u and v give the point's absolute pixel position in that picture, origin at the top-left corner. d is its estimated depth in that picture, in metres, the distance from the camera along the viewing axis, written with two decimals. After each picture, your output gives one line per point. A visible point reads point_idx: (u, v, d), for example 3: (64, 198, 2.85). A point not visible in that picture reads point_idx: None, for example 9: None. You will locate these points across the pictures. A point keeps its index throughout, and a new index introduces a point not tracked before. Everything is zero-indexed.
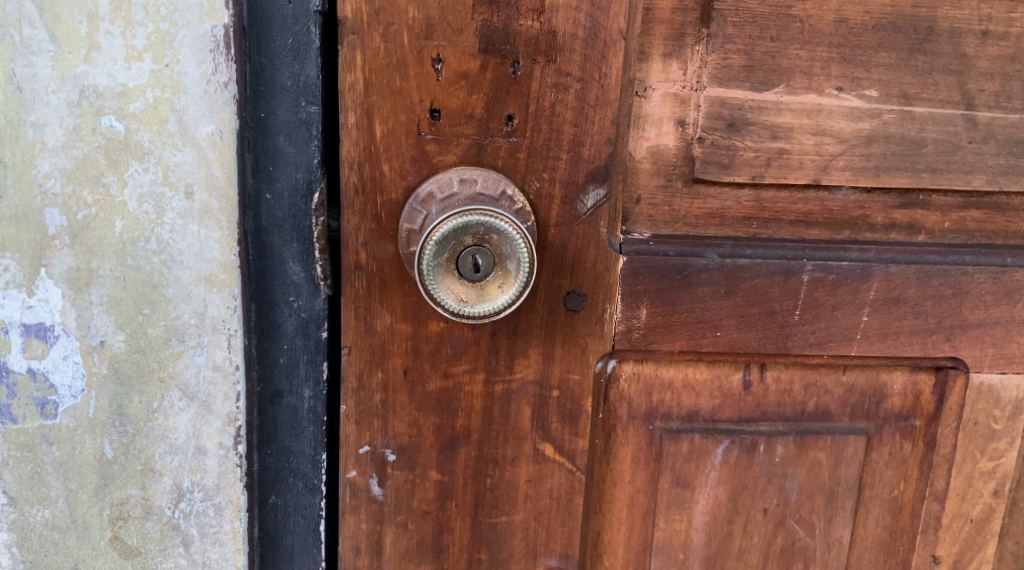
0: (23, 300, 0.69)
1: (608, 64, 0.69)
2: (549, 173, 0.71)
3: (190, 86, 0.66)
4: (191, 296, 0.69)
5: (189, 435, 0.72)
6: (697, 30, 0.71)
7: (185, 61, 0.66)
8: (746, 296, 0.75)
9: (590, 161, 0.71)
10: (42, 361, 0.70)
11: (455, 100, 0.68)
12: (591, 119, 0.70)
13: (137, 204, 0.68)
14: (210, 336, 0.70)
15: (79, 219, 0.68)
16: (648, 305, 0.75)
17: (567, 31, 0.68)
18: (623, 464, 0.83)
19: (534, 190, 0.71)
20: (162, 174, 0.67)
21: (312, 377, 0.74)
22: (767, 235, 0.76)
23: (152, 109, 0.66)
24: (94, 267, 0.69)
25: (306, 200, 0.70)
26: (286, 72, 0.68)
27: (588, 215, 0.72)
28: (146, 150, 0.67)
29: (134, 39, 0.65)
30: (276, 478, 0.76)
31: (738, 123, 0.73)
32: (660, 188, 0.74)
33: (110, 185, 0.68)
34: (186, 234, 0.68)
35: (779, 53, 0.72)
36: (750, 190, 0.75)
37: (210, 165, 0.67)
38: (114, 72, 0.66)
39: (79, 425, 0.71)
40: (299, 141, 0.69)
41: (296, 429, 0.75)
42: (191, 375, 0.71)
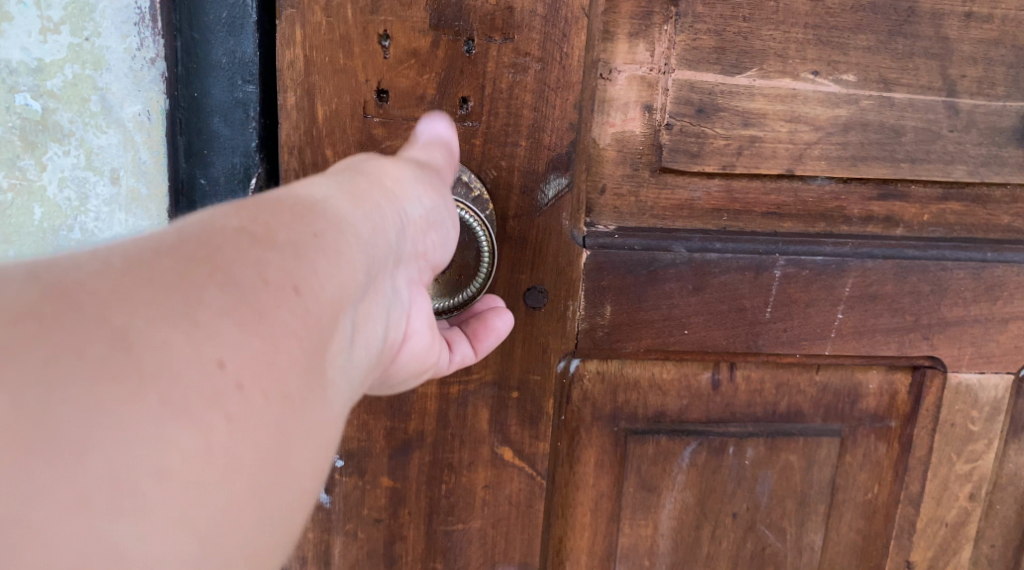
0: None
1: (570, 44, 0.63)
2: (507, 160, 0.65)
3: (113, 62, 0.61)
4: None
5: None
6: (665, 9, 0.66)
7: (106, 35, 0.60)
8: (716, 293, 0.71)
9: (551, 148, 0.65)
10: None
11: (404, 80, 0.62)
12: (552, 103, 0.64)
13: (57, 190, 0.63)
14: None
15: None
16: (613, 303, 0.70)
17: (525, 7, 0.62)
18: (586, 467, 0.79)
19: (491, 179, 0.65)
20: (84, 158, 0.62)
21: None
22: (738, 228, 0.72)
23: (71, 87, 0.61)
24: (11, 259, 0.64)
25: (242, 186, 0.65)
26: (221, 49, 0.62)
27: (550, 205, 0.67)
28: (65, 132, 0.62)
29: (49, 10, 0.60)
30: None
31: (707, 109, 0.68)
32: (626, 177, 0.70)
33: (27, 169, 0.62)
34: (114, 223, 0.63)
35: (752, 33, 0.67)
36: (720, 180, 0.71)
37: (137, 148, 0.63)
38: (28, 46, 0.60)
39: None
40: (235, 122, 0.64)
41: None
42: None
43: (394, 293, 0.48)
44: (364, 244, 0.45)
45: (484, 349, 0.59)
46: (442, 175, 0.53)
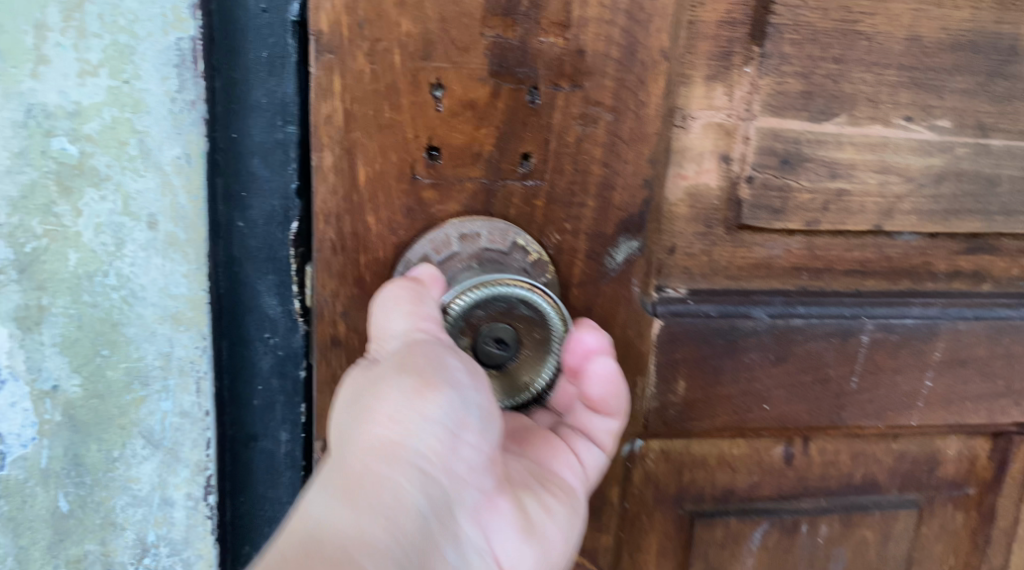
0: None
1: (646, 90, 0.56)
2: (572, 223, 0.58)
3: (154, 105, 0.56)
4: (155, 335, 0.59)
5: (155, 486, 0.61)
6: (747, 49, 0.58)
7: (146, 77, 0.56)
8: (796, 362, 0.64)
9: (622, 208, 0.58)
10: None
11: (459, 136, 0.54)
12: (624, 158, 0.57)
13: (92, 235, 0.57)
14: (175, 379, 0.60)
15: (26, 251, 0.57)
16: (687, 378, 0.62)
17: (598, 50, 0.55)
18: (648, 555, 0.70)
19: (553, 244, 0.58)
20: (122, 203, 0.57)
21: (290, 420, 0.64)
22: (819, 289, 0.65)
23: (109, 130, 0.56)
24: (45, 304, 0.58)
25: (283, 229, 0.60)
26: (261, 89, 0.58)
27: (618, 270, 0.59)
28: (102, 175, 0.56)
29: (89, 52, 0.55)
30: (247, 529, 0.65)
31: (793, 160, 0.60)
32: (699, 235, 0.61)
33: (62, 215, 0.57)
34: (150, 266, 0.58)
35: (842, 76, 0.60)
36: (801, 237, 0.63)
37: (175, 192, 0.57)
38: (66, 89, 0.55)
39: (30, 477, 0.60)
40: (275, 164, 0.59)
41: (272, 475, 0.64)
42: (156, 422, 0.60)
43: (457, 556, 0.48)
44: (392, 550, 0.43)
45: (599, 374, 0.56)
46: (443, 376, 0.49)
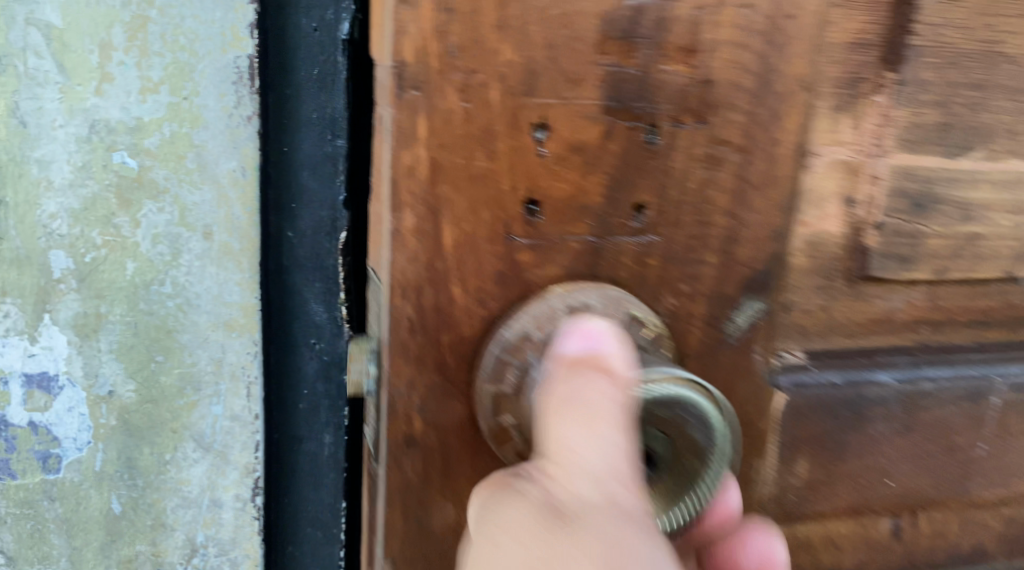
0: (25, 347, 0.57)
1: (778, 126, 0.49)
2: (691, 284, 0.50)
3: (212, 120, 0.55)
4: (208, 342, 0.58)
5: (203, 488, 0.60)
6: (878, 73, 0.51)
7: (205, 94, 0.55)
8: (923, 423, 0.57)
9: (748, 265, 0.50)
10: (45, 414, 0.58)
11: (563, 185, 0.47)
12: (755, 207, 0.49)
13: (150, 246, 0.56)
14: (225, 383, 0.59)
15: (86, 262, 0.56)
16: (807, 459, 0.55)
17: (728, 81, 0.47)
18: None
19: (668, 311, 0.50)
20: (178, 215, 0.56)
21: (334, 423, 0.63)
22: (944, 342, 0.57)
23: (169, 145, 0.55)
24: (103, 312, 0.57)
25: (331, 239, 0.60)
26: (310, 104, 0.58)
27: (740, 338, 0.51)
28: (161, 189, 0.56)
29: (150, 71, 0.54)
30: (290, 527, 0.64)
31: (925, 202, 0.53)
32: (817, 290, 0.53)
33: (121, 226, 0.56)
34: (206, 275, 0.57)
35: (982, 104, 0.52)
36: (925, 289, 0.55)
37: (231, 204, 0.56)
38: (128, 106, 0.54)
39: (85, 479, 0.60)
40: (323, 176, 0.59)
41: (315, 476, 0.64)
42: (206, 425, 0.59)
43: None
44: None
45: None
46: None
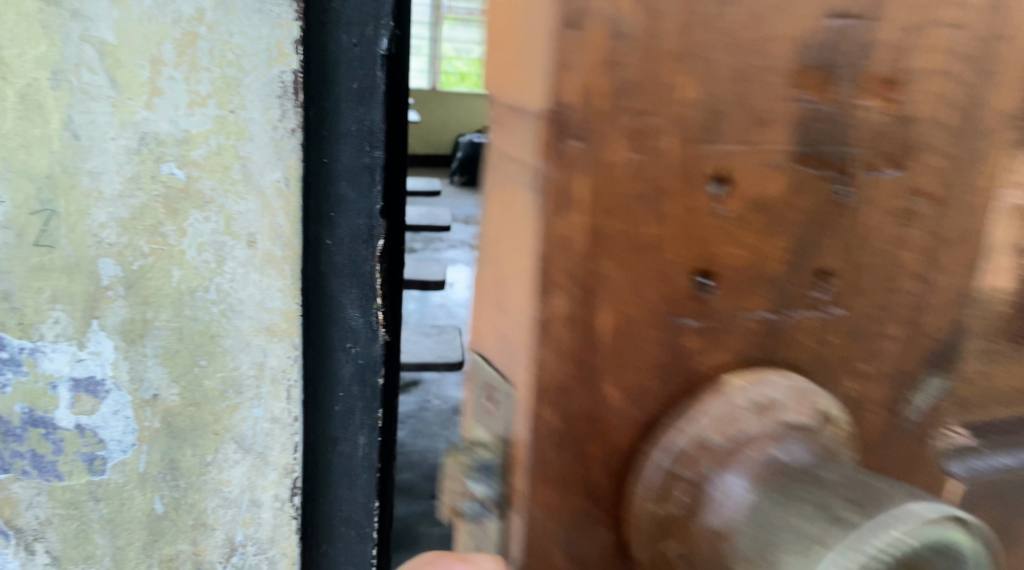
0: (74, 353, 1.11)
1: (977, 164, 0.69)
2: (875, 356, 0.70)
3: (256, 130, 1.03)
4: (248, 347, 1.12)
5: (246, 489, 1.18)
6: None
7: (250, 105, 1.03)
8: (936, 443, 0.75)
9: (931, 323, 0.71)
10: (93, 416, 1.15)
11: (740, 251, 0.63)
12: (944, 265, 0.70)
13: (200, 248, 1.08)
14: (267, 386, 1.13)
15: (133, 265, 1.06)
16: None
17: (926, 111, 0.66)
18: None
19: (849, 389, 0.70)
20: (224, 221, 1.07)
21: (366, 424, 1.17)
22: None
23: (214, 151, 1.04)
24: (148, 319, 1.10)
25: (365, 244, 1.07)
26: (350, 116, 1.03)
27: (922, 409, 0.73)
28: (207, 193, 1.05)
29: (198, 85, 1.01)
30: (333, 529, 1.21)
31: None
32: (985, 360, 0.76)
33: (168, 230, 1.06)
34: (246, 280, 1.09)
35: None
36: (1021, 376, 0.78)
37: (273, 210, 1.06)
38: (175, 118, 1.02)
39: (128, 480, 1.17)
40: (360, 184, 1.05)
41: (351, 474, 1.19)
42: (248, 427, 1.15)
43: None
44: None
45: None
46: None
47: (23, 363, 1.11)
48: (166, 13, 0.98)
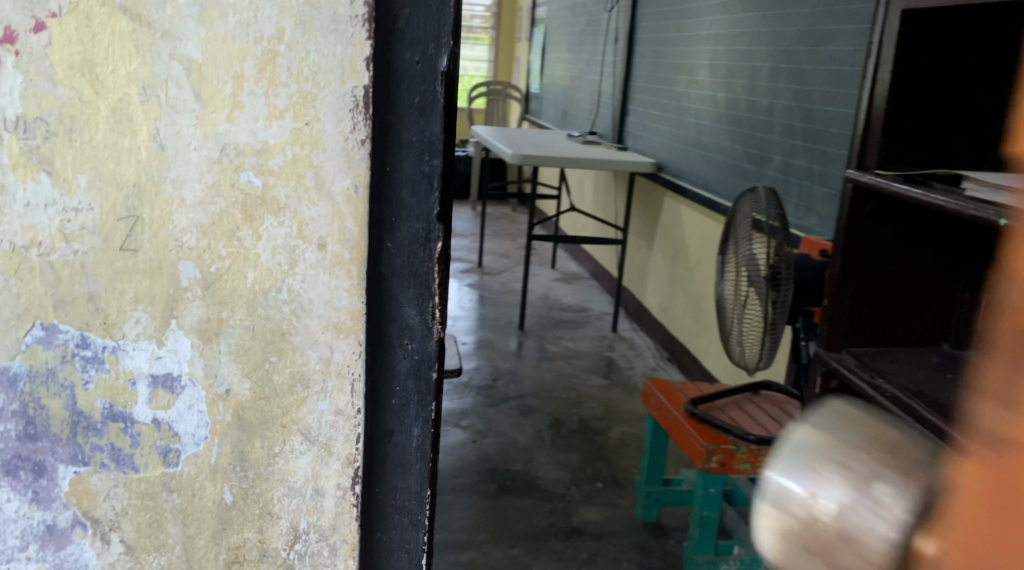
0: (153, 351, 1.66)
1: None
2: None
3: (327, 142, 1.59)
4: (317, 343, 1.70)
5: (309, 475, 1.78)
6: None
7: (324, 120, 1.58)
8: None
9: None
10: (167, 409, 1.70)
11: None
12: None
13: (274, 255, 1.64)
14: (333, 380, 1.73)
15: (211, 269, 1.63)
16: None
17: None
18: None
19: None
20: (297, 226, 1.63)
21: (424, 413, 1.79)
22: None
23: (291, 165, 1.60)
24: (223, 318, 1.66)
25: None
26: (412, 128, 1.70)
27: None
28: (281, 203, 1.61)
29: (276, 98, 1.56)
30: (386, 516, 1.94)
31: None
32: None
33: (244, 236, 1.63)
34: (317, 279, 1.66)
35: None
36: None
37: (342, 217, 1.63)
38: (253, 129, 1.57)
39: (200, 472, 1.75)
40: None
41: (407, 467, 1.90)
42: (314, 417, 1.74)
43: None
44: None
45: None
46: None
47: (105, 360, 1.65)
48: (248, 32, 1.52)
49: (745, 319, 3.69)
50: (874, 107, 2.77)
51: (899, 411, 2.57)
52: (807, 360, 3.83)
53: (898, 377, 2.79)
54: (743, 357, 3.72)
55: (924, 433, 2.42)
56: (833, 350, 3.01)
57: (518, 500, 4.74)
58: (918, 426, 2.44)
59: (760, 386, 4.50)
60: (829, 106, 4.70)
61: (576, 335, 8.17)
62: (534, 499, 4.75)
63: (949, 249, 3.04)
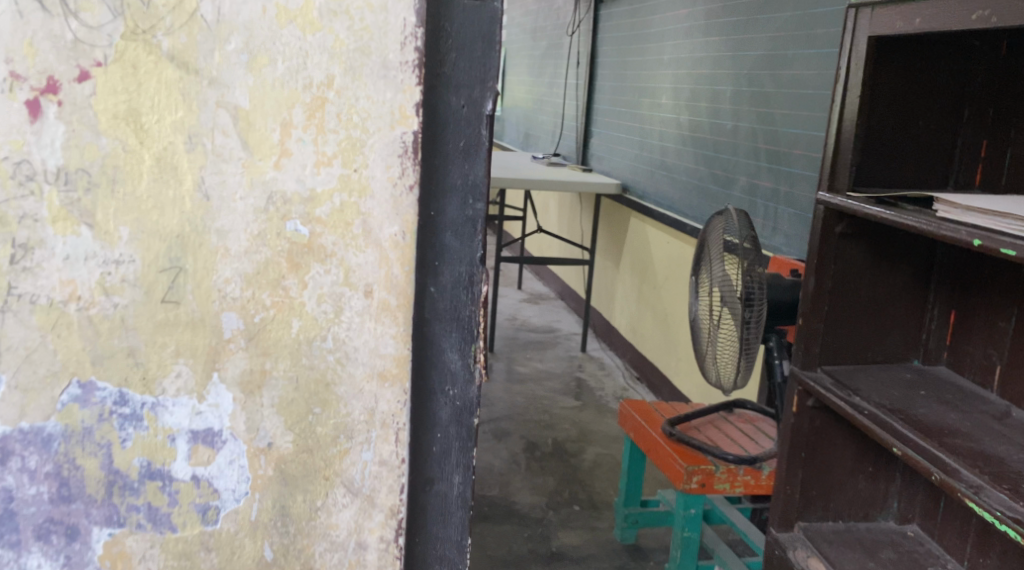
0: (193, 407, 1.16)
1: None
2: None
3: (376, 187, 1.13)
4: (361, 394, 1.19)
5: (349, 533, 1.23)
6: None
7: (373, 166, 1.13)
8: None
9: None
10: (207, 467, 1.18)
11: None
12: None
13: (318, 304, 1.16)
14: (377, 430, 1.21)
15: (255, 320, 1.15)
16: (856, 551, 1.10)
17: None
18: None
19: None
20: (342, 274, 1.15)
21: (460, 466, 1.28)
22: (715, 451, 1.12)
23: (338, 211, 1.13)
24: (267, 369, 1.16)
25: (467, 289, 1.23)
26: (458, 171, 1.19)
27: None
28: (329, 253, 1.14)
29: (325, 145, 1.11)
30: (421, 560, 1.30)
31: None
32: None
33: (290, 285, 1.15)
34: (361, 328, 1.17)
35: None
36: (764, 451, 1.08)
37: (390, 262, 1.16)
38: (302, 176, 1.12)
39: (238, 531, 1.20)
40: (464, 237, 1.21)
41: (446, 514, 1.29)
42: (356, 472, 1.22)
43: None
44: None
45: None
46: None
47: (142, 418, 1.15)
48: (297, 80, 1.09)
49: (720, 342, 3.66)
50: (846, 127, 2.64)
51: (874, 426, 2.47)
52: (781, 378, 3.77)
53: (872, 394, 2.67)
54: (716, 377, 3.74)
55: (916, 464, 2.31)
56: (810, 370, 2.84)
57: (495, 525, 4.68)
58: (905, 447, 2.35)
59: (733, 405, 4.57)
60: (792, 129, 4.65)
61: (545, 356, 8.37)
62: (511, 524, 4.74)
63: (920, 265, 2.91)
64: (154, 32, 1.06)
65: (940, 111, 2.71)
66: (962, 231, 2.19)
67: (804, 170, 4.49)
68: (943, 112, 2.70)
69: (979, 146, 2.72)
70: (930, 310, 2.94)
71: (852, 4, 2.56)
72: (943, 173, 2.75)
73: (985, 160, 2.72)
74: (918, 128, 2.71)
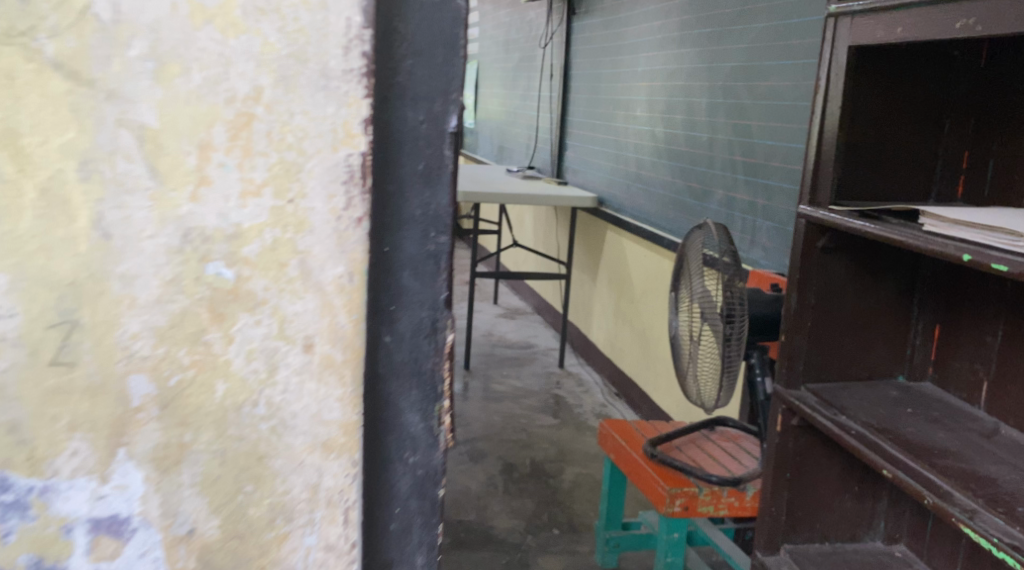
0: (94, 490, 0.64)
1: None
2: None
3: (316, 224, 0.67)
4: (302, 467, 0.70)
5: None
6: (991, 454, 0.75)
7: (310, 196, 0.66)
8: None
9: None
10: (113, 562, 0.65)
11: None
12: None
13: (243, 362, 0.67)
14: (323, 512, 0.72)
15: (170, 385, 0.65)
16: None
17: None
18: None
19: None
20: (276, 327, 0.67)
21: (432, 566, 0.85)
22: None
23: (268, 253, 0.66)
24: (186, 441, 0.66)
25: (428, 340, 0.78)
26: (416, 201, 0.75)
27: None
28: (257, 301, 0.66)
29: (253, 170, 0.64)
30: None
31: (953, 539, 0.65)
32: None
33: (211, 342, 0.66)
34: (304, 390, 0.69)
35: None
36: None
37: (335, 312, 0.69)
38: (225, 211, 0.64)
39: None
40: (424, 276, 0.77)
41: None
42: (299, 559, 0.72)
43: None
44: None
45: None
46: None
47: (29, 507, 0.63)
48: (216, 94, 0.62)
49: (700, 357, 2.93)
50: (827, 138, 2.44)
51: (862, 447, 2.28)
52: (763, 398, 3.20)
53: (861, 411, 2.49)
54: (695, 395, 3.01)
55: (906, 489, 2.11)
56: (794, 388, 2.68)
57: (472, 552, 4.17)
58: (895, 470, 2.16)
59: (715, 422, 3.85)
60: (769, 140, 3.94)
61: (522, 370, 7.34)
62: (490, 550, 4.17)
63: (902, 281, 2.75)
64: (35, 33, 0.58)
65: (919, 112, 2.53)
66: (950, 247, 1.96)
67: (782, 182, 3.81)
68: (924, 116, 2.53)
69: (961, 158, 2.55)
70: (915, 322, 2.77)
71: (832, 12, 2.36)
72: (927, 184, 2.57)
73: (967, 171, 2.55)
74: (899, 135, 2.53)
